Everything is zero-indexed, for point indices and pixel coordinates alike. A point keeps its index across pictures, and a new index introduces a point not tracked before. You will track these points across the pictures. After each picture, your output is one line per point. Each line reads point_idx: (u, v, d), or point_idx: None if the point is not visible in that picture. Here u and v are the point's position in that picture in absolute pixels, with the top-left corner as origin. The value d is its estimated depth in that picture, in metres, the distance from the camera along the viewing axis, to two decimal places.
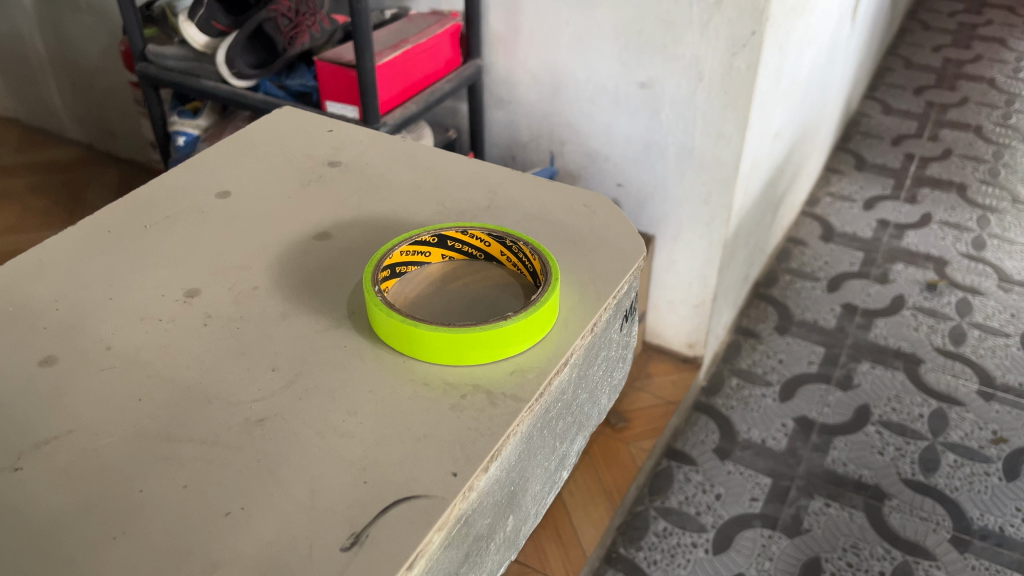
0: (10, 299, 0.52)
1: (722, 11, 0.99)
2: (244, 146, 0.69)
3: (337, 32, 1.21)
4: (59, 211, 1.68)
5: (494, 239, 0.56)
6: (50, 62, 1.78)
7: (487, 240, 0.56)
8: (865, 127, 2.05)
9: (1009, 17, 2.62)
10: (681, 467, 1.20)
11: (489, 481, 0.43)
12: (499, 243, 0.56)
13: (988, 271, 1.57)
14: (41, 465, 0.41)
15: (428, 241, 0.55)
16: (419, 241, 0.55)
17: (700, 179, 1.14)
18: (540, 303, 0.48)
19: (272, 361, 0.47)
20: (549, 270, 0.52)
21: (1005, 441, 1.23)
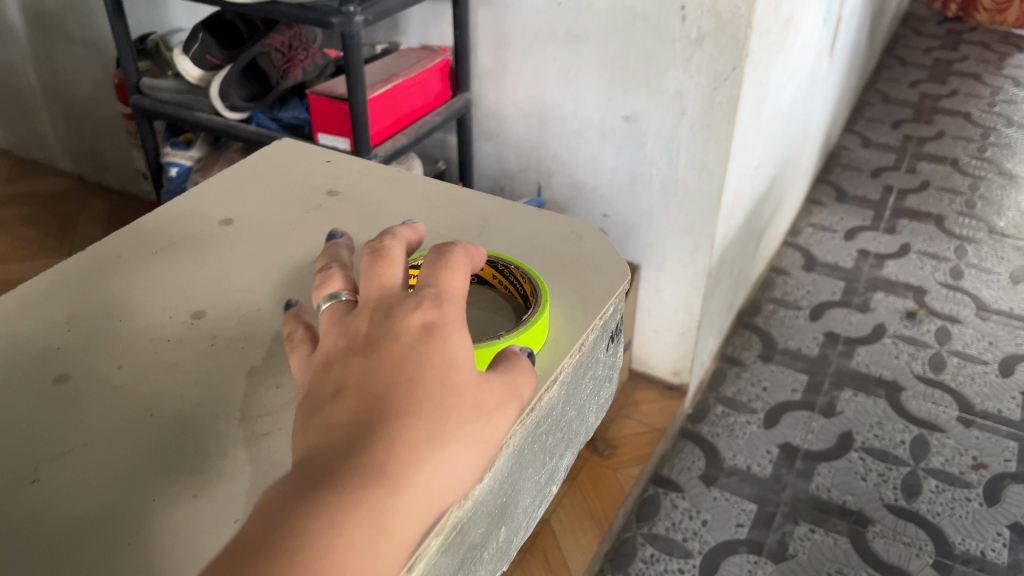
0: (21, 321, 0.54)
1: (703, 47, 1.03)
2: (244, 176, 0.72)
3: (328, 67, 1.27)
4: (51, 241, 1.70)
5: (487, 264, 0.58)
6: (42, 94, 1.81)
7: (481, 265, 0.59)
8: (844, 160, 2.10)
9: (983, 52, 2.70)
10: (667, 494, 1.22)
11: (483, 491, 0.46)
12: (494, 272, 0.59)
13: (966, 300, 1.61)
14: (58, 476, 0.43)
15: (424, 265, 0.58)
16: None
17: (684, 210, 1.17)
18: (532, 322, 0.52)
19: (275, 379, 0.50)
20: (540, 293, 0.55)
21: (985, 466, 1.26)
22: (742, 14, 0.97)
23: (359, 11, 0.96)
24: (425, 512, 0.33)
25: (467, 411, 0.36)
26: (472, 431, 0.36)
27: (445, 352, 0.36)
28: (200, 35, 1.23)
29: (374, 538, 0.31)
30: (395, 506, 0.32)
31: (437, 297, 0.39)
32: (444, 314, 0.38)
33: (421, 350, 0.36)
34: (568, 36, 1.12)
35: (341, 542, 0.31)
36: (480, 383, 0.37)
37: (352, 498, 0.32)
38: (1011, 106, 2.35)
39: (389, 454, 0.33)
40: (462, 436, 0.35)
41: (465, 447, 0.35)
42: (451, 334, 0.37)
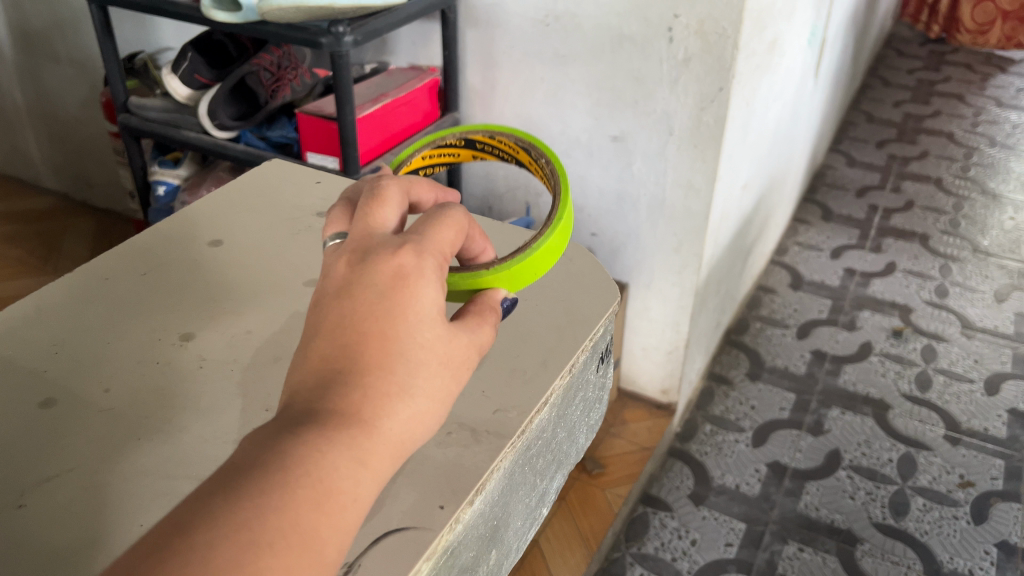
0: (9, 344, 0.54)
1: (690, 68, 1.03)
2: (236, 196, 0.73)
3: (316, 87, 1.27)
4: (35, 260, 1.69)
5: (519, 148, 0.58)
6: (28, 112, 1.80)
7: (515, 148, 0.58)
8: (830, 179, 2.12)
9: (965, 73, 2.73)
10: (656, 513, 1.22)
11: (475, 514, 0.46)
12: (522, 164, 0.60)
13: (951, 318, 1.62)
14: (42, 502, 0.43)
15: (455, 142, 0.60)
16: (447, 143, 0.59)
17: (672, 229, 1.18)
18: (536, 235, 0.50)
19: (265, 401, 0.50)
20: (555, 170, 0.54)
21: (972, 484, 1.27)
22: (728, 36, 0.98)
23: (348, 31, 0.96)
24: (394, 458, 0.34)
25: (444, 363, 0.36)
26: (445, 386, 0.36)
27: (418, 303, 0.36)
28: (188, 55, 1.23)
29: (341, 481, 0.32)
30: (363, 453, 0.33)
31: (426, 252, 0.37)
32: (424, 262, 0.37)
33: (394, 303, 0.35)
34: (556, 56, 1.13)
35: (311, 484, 0.32)
36: (457, 335, 0.37)
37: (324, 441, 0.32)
38: (993, 126, 2.38)
39: (359, 402, 0.34)
40: (436, 385, 0.36)
41: (438, 399, 0.36)
42: (425, 286, 0.36)
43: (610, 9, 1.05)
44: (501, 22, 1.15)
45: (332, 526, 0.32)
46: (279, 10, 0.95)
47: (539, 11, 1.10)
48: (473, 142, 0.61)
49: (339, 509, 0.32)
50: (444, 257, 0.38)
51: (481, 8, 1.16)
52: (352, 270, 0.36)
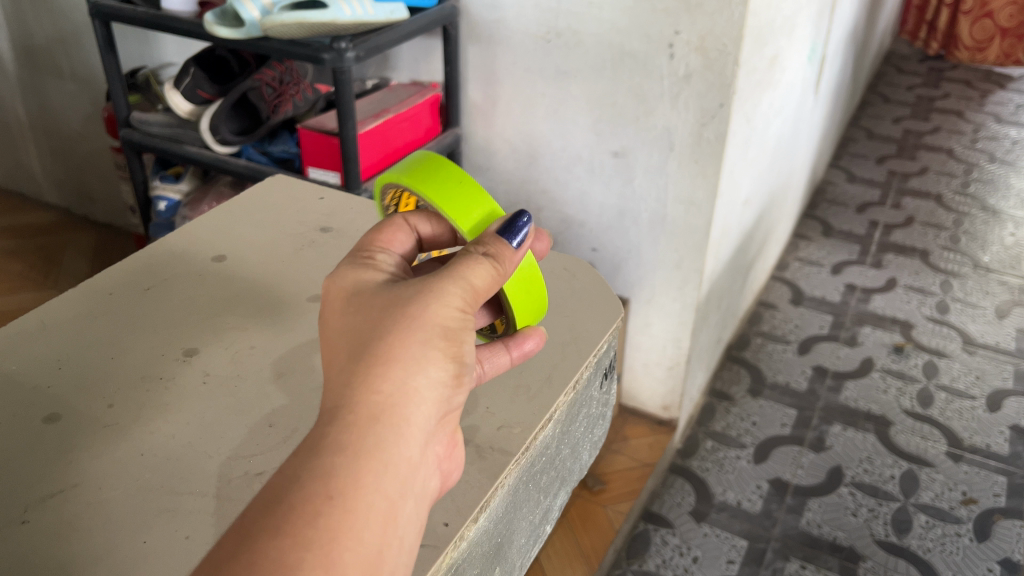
0: (13, 361, 0.56)
1: (691, 84, 1.03)
2: (240, 213, 0.75)
3: (319, 101, 1.27)
4: (36, 275, 1.68)
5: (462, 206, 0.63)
6: (30, 126, 1.80)
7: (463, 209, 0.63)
8: (830, 195, 2.12)
9: (965, 89, 2.74)
10: (657, 530, 1.21)
11: (478, 532, 0.47)
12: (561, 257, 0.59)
13: (953, 334, 1.62)
14: (47, 517, 0.45)
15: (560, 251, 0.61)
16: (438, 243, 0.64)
17: (672, 246, 1.18)
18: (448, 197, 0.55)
19: (269, 418, 0.52)
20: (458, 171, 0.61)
21: (975, 501, 1.26)
22: (728, 52, 0.98)
23: (350, 47, 0.96)
24: (378, 408, 0.36)
25: (389, 308, 0.39)
26: (403, 322, 0.38)
27: (343, 289, 0.41)
28: (191, 70, 1.22)
29: (336, 457, 0.35)
30: (344, 420, 0.36)
31: (356, 261, 0.44)
32: (350, 267, 0.43)
33: (362, 307, 0.40)
34: (557, 73, 1.13)
35: (307, 470, 0.34)
36: (403, 286, 0.40)
37: (307, 438, 0.36)
38: (993, 143, 2.39)
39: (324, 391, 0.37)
40: (389, 326, 0.38)
41: (402, 341, 0.38)
42: (352, 273, 0.42)
43: (611, 26, 1.05)
44: (503, 38, 1.15)
45: (342, 497, 0.34)
46: (282, 27, 0.95)
47: (540, 27, 1.11)
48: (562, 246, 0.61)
49: (344, 479, 0.34)
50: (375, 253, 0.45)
51: (483, 25, 1.16)
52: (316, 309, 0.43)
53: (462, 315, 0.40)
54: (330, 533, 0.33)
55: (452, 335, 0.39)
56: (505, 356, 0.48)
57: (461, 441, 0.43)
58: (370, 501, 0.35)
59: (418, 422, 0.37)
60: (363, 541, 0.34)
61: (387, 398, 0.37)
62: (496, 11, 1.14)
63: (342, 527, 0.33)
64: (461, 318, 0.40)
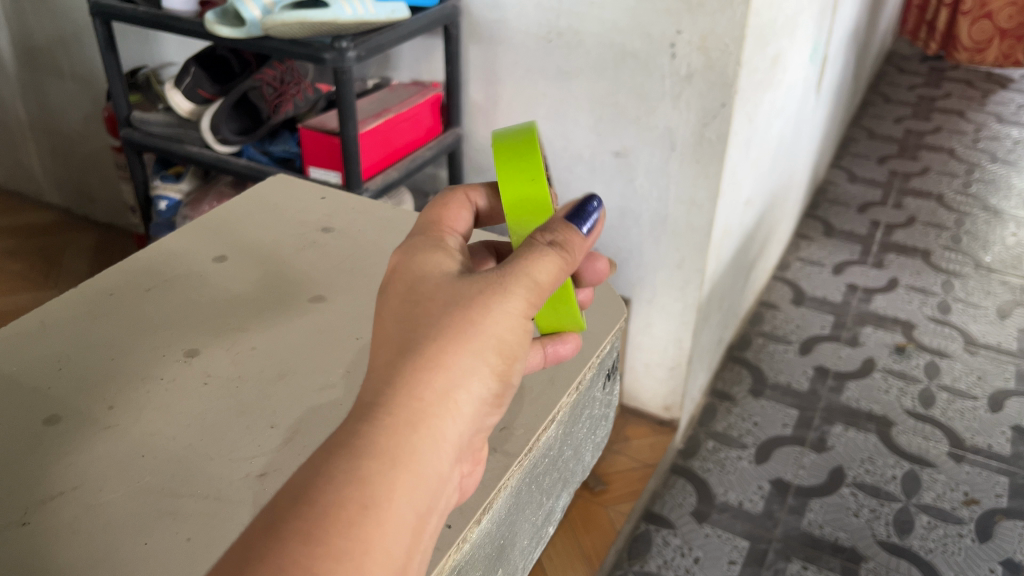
0: (14, 360, 0.56)
1: (693, 84, 1.03)
2: (240, 213, 0.75)
3: (320, 100, 1.27)
4: (36, 275, 1.68)
5: None
6: (30, 126, 1.80)
7: None
8: (831, 195, 2.12)
9: (966, 89, 2.74)
10: (659, 530, 1.21)
11: (481, 533, 0.46)
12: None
13: (954, 335, 1.61)
14: (47, 520, 0.45)
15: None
16: None
17: (674, 246, 1.17)
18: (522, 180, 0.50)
19: (270, 420, 0.52)
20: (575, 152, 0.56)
21: (976, 502, 1.26)
22: (731, 51, 0.98)
23: (351, 47, 0.96)
24: (421, 413, 0.36)
25: (449, 310, 0.38)
26: (462, 330, 0.37)
27: (408, 276, 0.40)
28: (191, 69, 1.22)
29: (372, 458, 0.34)
30: (385, 421, 0.35)
31: (421, 244, 0.43)
32: (414, 250, 0.42)
33: (421, 300, 0.39)
34: (558, 72, 1.13)
35: (343, 468, 0.34)
36: (465, 285, 0.40)
37: (346, 432, 0.35)
38: (994, 142, 2.38)
39: (369, 382, 0.37)
40: (446, 330, 0.37)
41: (456, 349, 0.37)
42: (418, 257, 0.42)
43: (612, 26, 1.05)
44: (504, 38, 1.15)
45: (374, 502, 0.33)
46: (283, 26, 0.95)
47: (541, 27, 1.11)
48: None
49: (376, 484, 0.34)
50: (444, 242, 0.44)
51: (484, 25, 1.16)
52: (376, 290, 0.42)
53: (518, 329, 0.39)
54: (357, 539, 0.32)
55: (500, 350, 0.39)
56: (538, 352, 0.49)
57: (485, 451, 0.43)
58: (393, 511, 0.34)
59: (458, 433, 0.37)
60: (386, 552, 0.33)
61: (430, 404, 0.36)
62: (497, 10, 1.13)
63: (373, 535, 0.33)
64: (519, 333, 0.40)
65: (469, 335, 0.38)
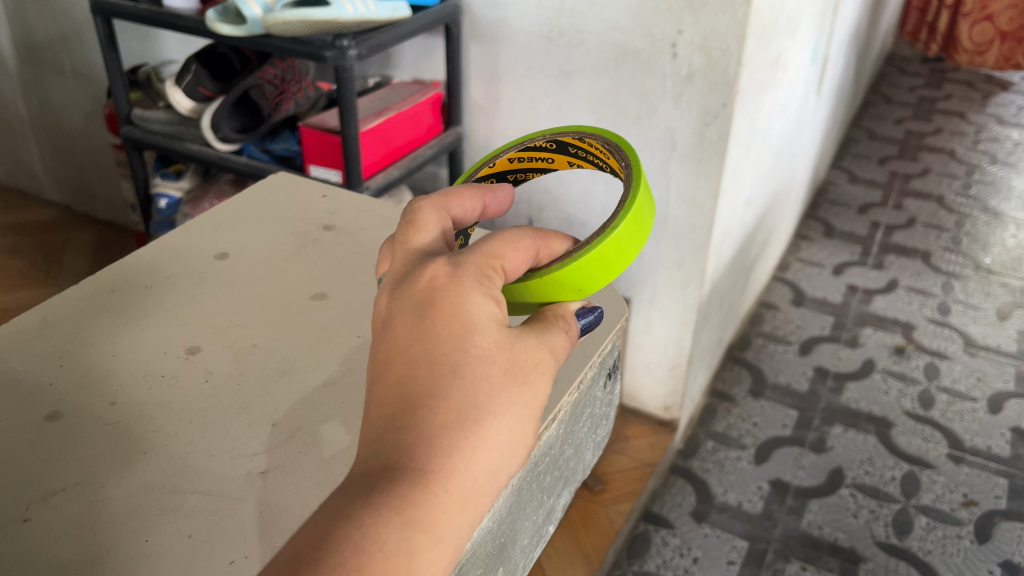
0: (15, 358, 0.56)
1: (694, 84, 1.03)
2: (242, 210, 0.75)
3: (320, 100, 1.26)
4: (36, 272, 1.68)
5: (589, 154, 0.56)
6: (30, 123, 1.80)
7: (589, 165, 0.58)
8: (832, 196, 2.12)
9: (967, 91, 2.74)
10: (658, 530, 1.21)
11: (482, 532, 0.47)
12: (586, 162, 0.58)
13: (954, 336, 1.61)
14: (48, 516, 0.45)
15: (545, 146, 0.58)
16: (534, 145, 0.58)
17: (674, 246, 1.17)
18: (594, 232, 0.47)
19: (271, 416, 0.52)
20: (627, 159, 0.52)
21: (976, 503, 1.26)
22: (732, 51, 0.98)
23: (353, 45, 0.96)
24: (473, 493, 0.33)
25: (510, 376, 0.35)
26: (520, 407, 0.35)
27: (466, 315, 0.35)
28: (192, 67, 1.22)
29: (419, 535, 0.32)
30: (439, 499, 0.32)
31: (477, 265, 0.37)
32: (472, 274, 0.36)
33: (480, 349, 0.34)
34: (559, 72, 1.13)
35: (384, 547, 0.31)
36: (522, 342, 0.36)
37: (394, 500, 0.31)
38: (994, 144, 2.38)
39: (421, 443, 0.32)
40: (506, 401, 0.34)
41: (512, 427, 0.34)
42: (478, 286, 0.36)
43: (613, 25, 1.05)
44: (506, 37, 1.15)
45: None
46: (284, 24, 0.95)
47: (543, 26, 1.11)
48: (565, 146, 0.57)
49: (421, 563, 0.32)
50: (496, 265, 0.38)
51: (485, 23, 1.16)
52: (404, 300, 0.36)
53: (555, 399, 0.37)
54: None
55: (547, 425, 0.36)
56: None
57: None
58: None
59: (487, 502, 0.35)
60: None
61: (481, 484, 0.33)
62: (498, 9, 1.13)
63: None
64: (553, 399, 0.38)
65: (526, 411, 0.35)
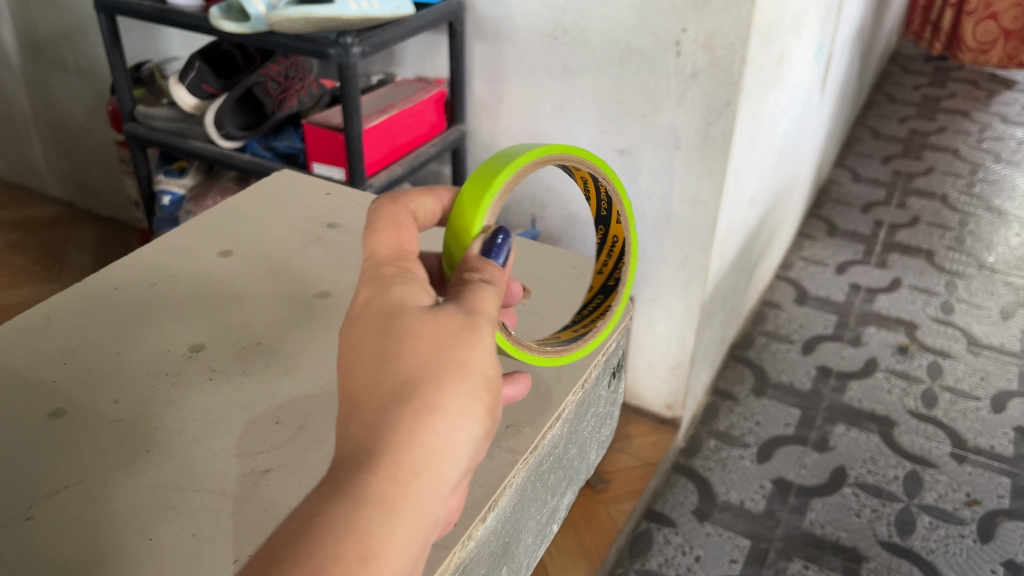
0: (18, 355, 0.56)
1: (698, 83, 1.03)
2: (246, 206, 0.75)
3: (324, 97, 1.26)
4: (39, 269, 1.68)
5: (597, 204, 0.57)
6: (34, 119, 1.80)
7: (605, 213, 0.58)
8: (835, 195, 2.11)
9: (971, 90, 2.74)
10: (660, 529, 1.20)
11: (487, 530, 0.47)
12: (592, 178, 0.55)
13: (957, 335, 1.61)
14: (52, 514, 0.45)
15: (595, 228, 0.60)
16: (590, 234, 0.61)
17: (677, 244, 1.17)
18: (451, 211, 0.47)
19: (275, 415, 0.52)
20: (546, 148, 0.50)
21: (979, 503, 1.25)
22: (736, 50, 0.98)
23: (356, 43, 0.96)
24: (423, 463, 0.32)
25: (439, 341, 0.35)
26: (456, 369, 0.35)
27: (383, 310, 0.36)
28: (196, 64, 1.23)
29: (369, 510, 0.31)
30: (385, 474, 0.32)
31: (388, 273, 0.39)
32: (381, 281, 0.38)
33: (408, 331, 0.35)
34: (563, 70, 1.13)
35: (339, 527, 0.30)
36: (451, 315, 0.36)
37: (336, 483, 0.31)
38: (999, 143, 2.38)
39: (358, 430, 0.33)
40: (441, 368, 0.34)
41: (451, 389, 0.34)
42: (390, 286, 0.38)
43: (617, 23, 1.05)
44: (509, 35, 1.15)
45: (383, 560, 0.30)
46: (287, 22, 0.95)
47: (547, 24, 1.10)
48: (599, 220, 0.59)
49: (379, 538, 0.31)
50: (407, 268, 0.40)
51: (489, 21, 1.16)
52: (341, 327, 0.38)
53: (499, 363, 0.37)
54: None
55: (496, 394, 0.36)
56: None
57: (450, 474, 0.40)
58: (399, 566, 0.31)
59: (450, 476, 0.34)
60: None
61: (431, 453, 0.33)
62: (502, 7, 1.13)
63: None
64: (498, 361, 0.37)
65: (467, 375, 0.35)
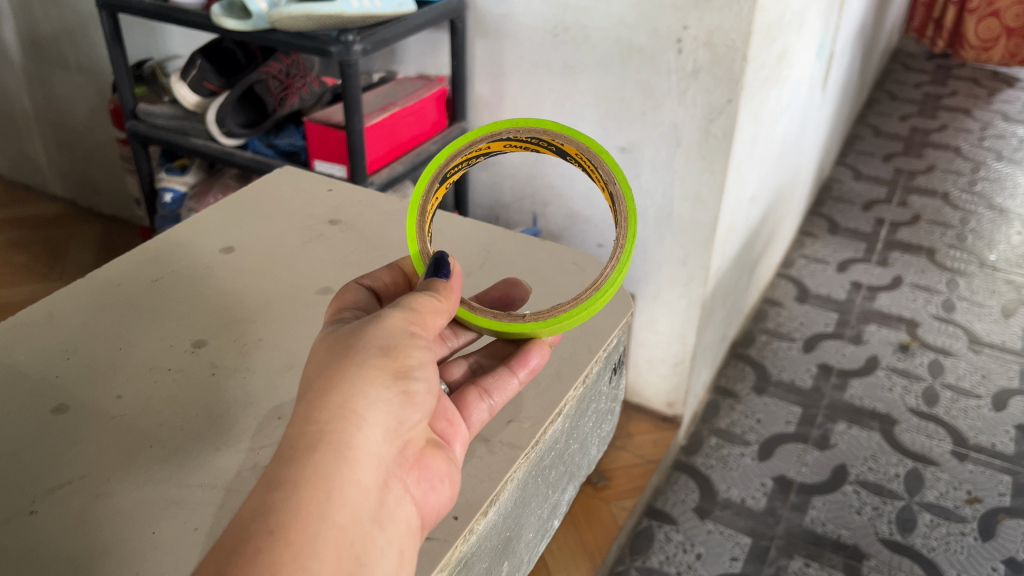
0: (20, 350, 0.56)
1: (699, 80, 1.03)
2: (248, 202, 0.75)
3: (325, 95, 1.26)
4: (41, 267, 1.68)
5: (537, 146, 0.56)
6: (35, 117, 1.80)
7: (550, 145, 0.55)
8: (836, 193, 2.11)
9: (973, 87, 2.73)
10: (661, 526, 1.20)
11: (487, 526, 0.47)
12: (505, 139, 0.55)
13: (958, 333, 1.61)
14: (55, 509, 0.45)
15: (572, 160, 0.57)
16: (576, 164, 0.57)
17: (678, 242, 1.17)
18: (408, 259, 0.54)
19: (277, 411, 0.52)
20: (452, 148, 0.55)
21: (980, 501, 1.25)
22: (737, 47, 0.97)
23: (357, 40, 0.96)
24: (325, 435, 0.38)
25: (334, 347, 0.42)
26: (347, 356, 0.41)
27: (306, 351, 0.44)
28: (197, 62, 1.23)
29: (277, 481, 0.36)
30: (290, 452, 0.37)
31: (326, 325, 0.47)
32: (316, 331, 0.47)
33: (317, 353, 0.43)
34: (564, 67, 1.13)
35: (252, 502, 0.35)
36: (352, 327, 0.43)
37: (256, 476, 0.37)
38: (1000, 141, 2.38)
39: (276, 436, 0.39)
40: (334, 364, 0.41)
41: (344, 372, 0.40)
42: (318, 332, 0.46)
43: (619, 21, 1.05)
44: (511, 32, 1.15)
45: (295, 516, 0.35)
46: (289, 19, 0.95)
47: (549, 21, 1.10)
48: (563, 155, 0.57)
49: (287, 498, 0.35)
50: (341, 314, 0.48)
51: (490, 19, 1.16)
52: None
53: (403, 340, 0.43)
54: (276, 549, 0.33)
55: (398, 366, 0.41)
56: (513, 380, 0.51)
57: (432, 470, 0.44)
58: (321, 529, 0.35)
59: (365, 443, 0.39)
60: (333, 555, 0.35)
61: (333, 425, 0.38)
62: (504, 4, 1.13)
63: (293, 545, 0.34)
64: (404, 340, 0.43)
65: (359, 360, 0.41)
